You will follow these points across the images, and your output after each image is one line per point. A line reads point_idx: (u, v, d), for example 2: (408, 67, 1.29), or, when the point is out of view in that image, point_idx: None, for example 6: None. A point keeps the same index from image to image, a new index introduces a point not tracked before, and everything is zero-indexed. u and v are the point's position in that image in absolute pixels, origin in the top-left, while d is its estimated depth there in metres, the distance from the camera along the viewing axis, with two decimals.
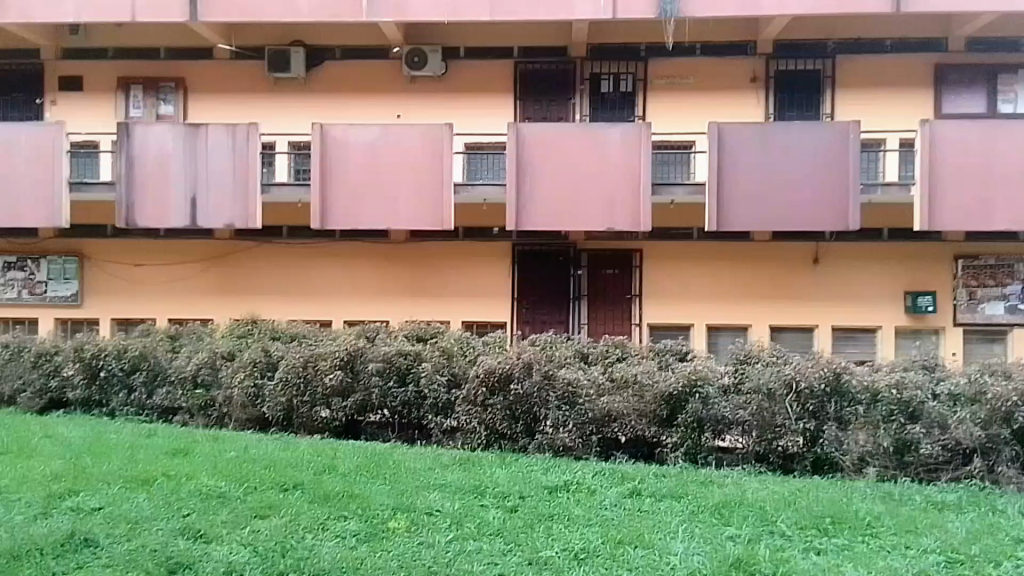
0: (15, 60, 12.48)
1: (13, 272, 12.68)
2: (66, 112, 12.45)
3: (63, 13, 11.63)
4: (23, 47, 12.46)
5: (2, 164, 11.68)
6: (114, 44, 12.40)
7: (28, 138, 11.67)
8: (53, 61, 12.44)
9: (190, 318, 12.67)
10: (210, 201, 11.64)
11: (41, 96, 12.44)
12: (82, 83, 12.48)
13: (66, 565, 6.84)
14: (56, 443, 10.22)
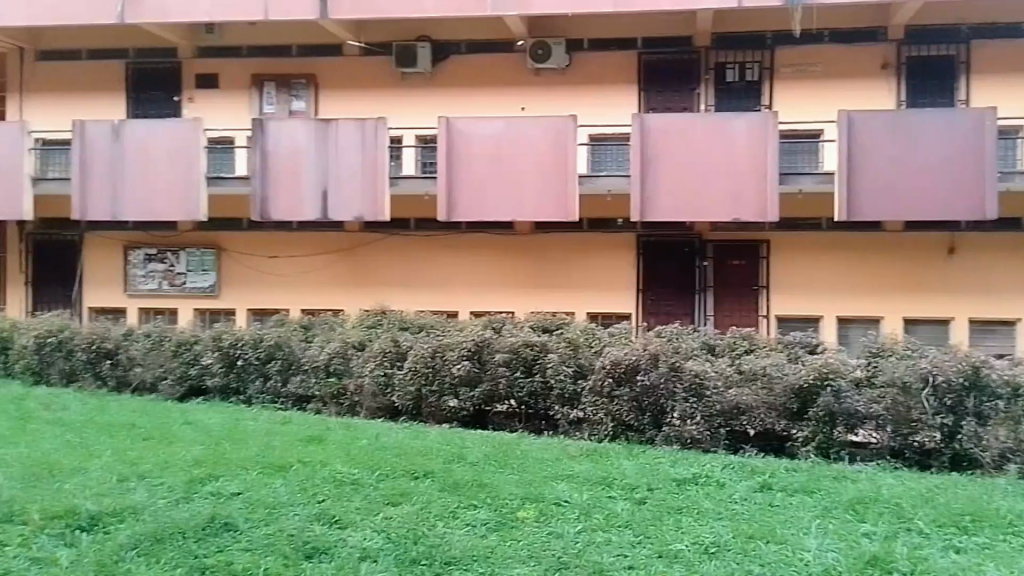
0: (155, 59, 13.07)
1: (154, 264, 13.32)
2: (204, 108, 12.93)
3: (197, 13, 11.95)
4: (163, 46, 13.02)
5: (142, 159, 11.98)
6: (248, 42, 12.83)
7: (168, 133, 11.95)
8: (192, 60, 12.96)
9: (323, 309, 13.06)
10: (340, 194, 11.73)
11: (180, 94, 13.00)
12: (217, 81, 12.95)
13: (207, 549, 7.02)
14: (197, 430, 10.12)
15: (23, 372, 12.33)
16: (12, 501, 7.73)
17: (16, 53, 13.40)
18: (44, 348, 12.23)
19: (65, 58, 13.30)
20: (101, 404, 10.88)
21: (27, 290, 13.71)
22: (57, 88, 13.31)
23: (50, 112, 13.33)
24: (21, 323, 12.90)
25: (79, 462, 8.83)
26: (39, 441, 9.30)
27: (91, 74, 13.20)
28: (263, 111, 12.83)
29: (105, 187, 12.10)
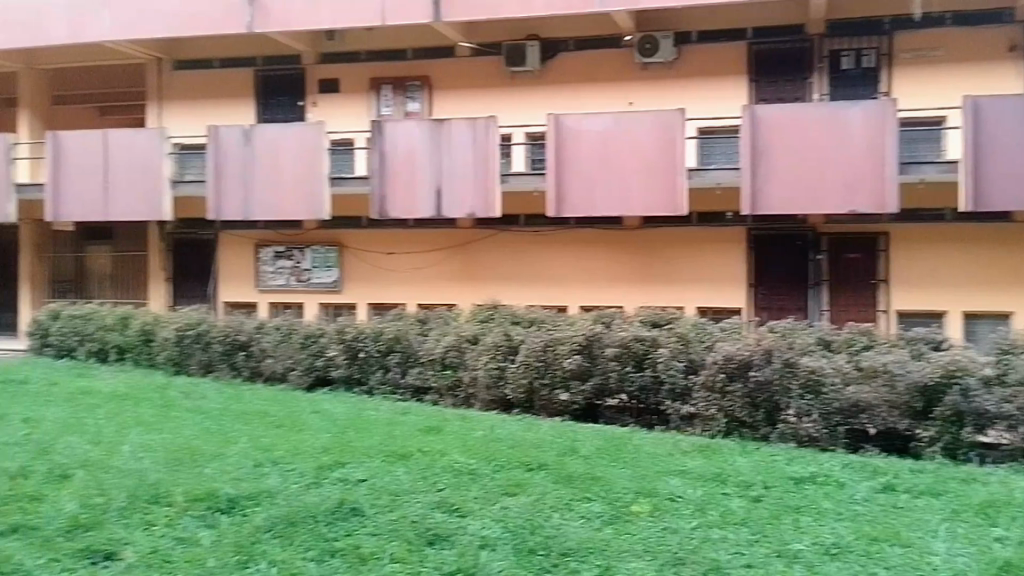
0: (280, 66, 13.94)
1: (283, 261, 14.19)
2: (325, 112, 13.72)
3: (319, 21, 12.65)
4: (287, 55, 13.88)
5: (270, 161, 12.64)
6: (366, 48, 13.53)
7: (293, 136, 12.55)
8: (313, 65, 13.75)
9: (437, 303, 13.52)
10: (453, 192, 12.05)
11: (304, 98, 13.79)
12: (337, 85, 13.71)
13: (337, 533, 7.35)
14: (323, 418, 10.57)
15: (165, 363, 13.14)
16: (159, 483, 8.19)
17: (155, 65, 14.58)
18: (184, 340, 12.98)
19: (198, 68, 14.34)
20: (236, 393, 11.50)
21: (168, 286, 15.04)
22: (191, 95, 14.37)
23: (186, 118, 14.40)
24: (162, 316, 13.71)
25: (218, 447, 9.28)
26: (181, 426, 9.84)
27: (222, 82, 14.19)
28: (380, 113, 13.47)
29: (236, 188, 12.83)
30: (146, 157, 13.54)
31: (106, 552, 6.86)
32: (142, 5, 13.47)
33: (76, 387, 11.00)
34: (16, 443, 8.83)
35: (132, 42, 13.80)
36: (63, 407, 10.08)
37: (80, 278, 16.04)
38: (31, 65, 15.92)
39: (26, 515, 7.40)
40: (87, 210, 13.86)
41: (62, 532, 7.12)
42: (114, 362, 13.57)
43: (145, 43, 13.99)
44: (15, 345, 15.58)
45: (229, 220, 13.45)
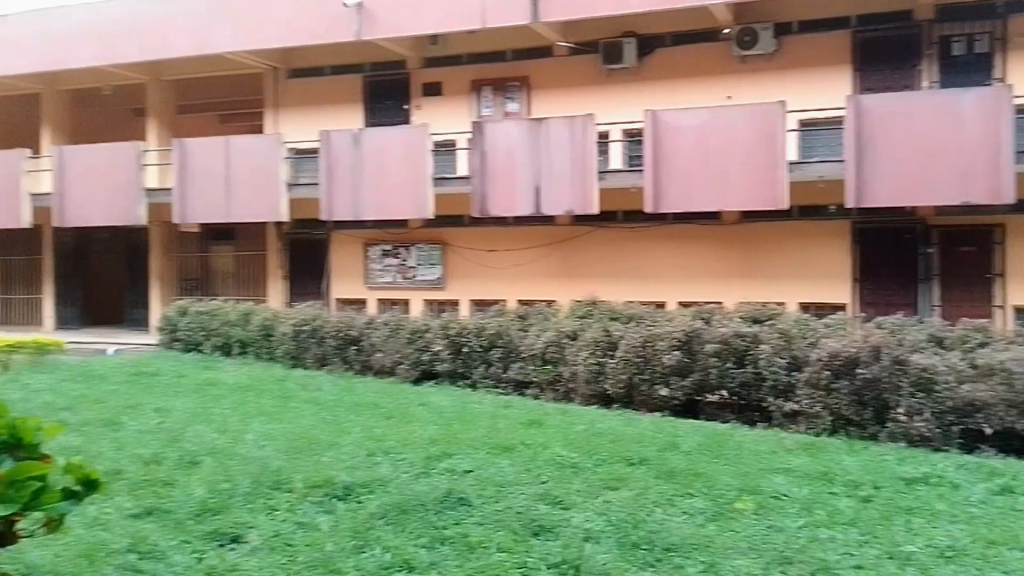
0: (390, 72, 15.02)
1: (389, 259, 15.15)
2: (430, 114, 14.71)
3: (423, 26, 13.61)
4: (394, 61, 14.96)
5: (379, 163, 13.42)
6: (467, 51, 14.44)
7: (401, 140, 13.31)
8: (419, 70, 14.79)
9: (537, 299, 14.17)
10: (552, 189, 12.44)
11: (408, 102, 14.84)
12: (440, 88, 14.67)
13: (446, 521, 7.59)
14: (431, 410, 10.92)
15: (284, 356, 13.82)
16: (280, 469, 8.58)
17: (271, 73, 15.95)
18: (301, 334, 13.64)
19: (313, 75, 15.67)
20: (349, 385, 12.03)
21: (285, 283, 16.20)
22: (306, 101, 15.69)
23: (301, 122, 15.73)
24: (280, 312, 14.40)
25: (333, 437, 9.68)
26: (299, 417, 10.33)
27: (335, 88, 15.47)
28: (481, 114, 14.33)
29: (345, 192, 13.72)
30: (264, 161, 14.56)
31: (232, 535, 7.20)
32: (264, 20, 14.84)
33: (202, 379, 11.71)
34: (149, 430, 9.40)
35: (251, 53, 15.22)
36: (192, 399, 10.70)
37: (204, 277, 17.48)
38: (157, 77, 17.27)
39: (160, 498, 7.84)
40: (210, 211, 14.97)
41: (191, 515, 7.51)
42: (237, 356, 14.35)
43: (262, 53, 15.36)
44: (143, 341, 16.63)
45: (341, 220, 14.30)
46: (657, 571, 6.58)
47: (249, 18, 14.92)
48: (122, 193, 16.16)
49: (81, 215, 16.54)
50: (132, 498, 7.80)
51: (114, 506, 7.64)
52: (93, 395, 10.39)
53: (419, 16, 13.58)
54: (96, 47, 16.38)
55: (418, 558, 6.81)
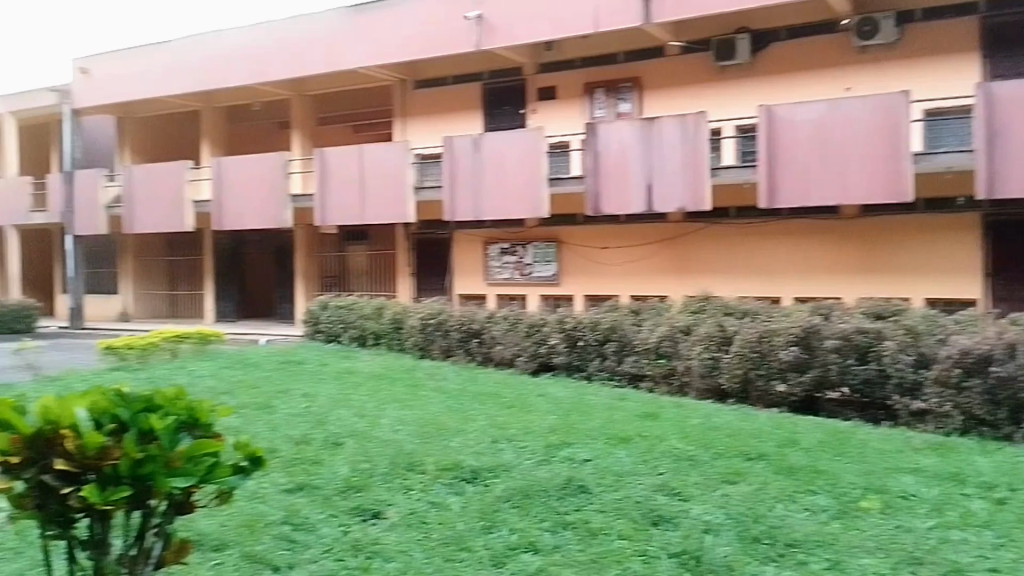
0: (508, 78, 15.90)
1: (508, 257, 16.09)
2: (545, 117, 15.45)
3: (540, 33, 14.44)
4: (510, 68, 15.85)
5: (499, 166, 14.61)
6: (580, 56, 15.07)
7: (519, 144, 14.40)
8: (533, 75, 15.59)
9: (651, 294, 14.79)
10: (665, 187, 13.10)
11: (525, 107, 15.69)
12: (556, 92, 15.37)
13: (567, 507, 7.85)
14: (549, 401, 11.33)
15: (412, 348, 14.62)
16: (413, 453, 9.18)
17: (398, 85, 17.34)
18: (427, 326, 14.39)
19: (434, 85, 16.86)
20: (471, 375, 12.67)
21: (413, 281, 17.60)
22: (430, 110, 16.92)
23: (426, 130, 16.97)
24: (409, 307, 15.22)
25: (460, 424, 10.25)
26: (428, 404, 11.00)
27: (455, 95, 16.57)
28: (594, 116, 14.95)
29: (468, 194, 15.02)
30: (395, 168, 15.91)
31: (373, 511, 7.76)
32: (395, 36, 16.22)
33: (341, 367, 12.61)
34: (299, 413, 10.29)
35: (381, 67, 16.66)
36: (333, 385, 11.59)
37: (342, 273, 19.16)
38: (300, 92, 18.87)
39: (310, 475, 8.58)
40: (346, 214, 16.56)
41: (337, 492, 8.16)
42: (371, 346, 15.31)
43: (390, 67, 16.76)
44: (292, 334, 17.93)
45: (460, 220, 15.51)
46: (780, 565, 6.58)
47: (382, 38, 16.37)
48: (272, 198, 17.88)
49: (237, 221, 18.30)
50: (286, 475, 8.59)
51: (271, 482, 8.44)
52: (248, 380, 11.43)
53: (536, 24, 14.49)
54: (250, 67, 18.27)
55: (543, 540, 7.07)
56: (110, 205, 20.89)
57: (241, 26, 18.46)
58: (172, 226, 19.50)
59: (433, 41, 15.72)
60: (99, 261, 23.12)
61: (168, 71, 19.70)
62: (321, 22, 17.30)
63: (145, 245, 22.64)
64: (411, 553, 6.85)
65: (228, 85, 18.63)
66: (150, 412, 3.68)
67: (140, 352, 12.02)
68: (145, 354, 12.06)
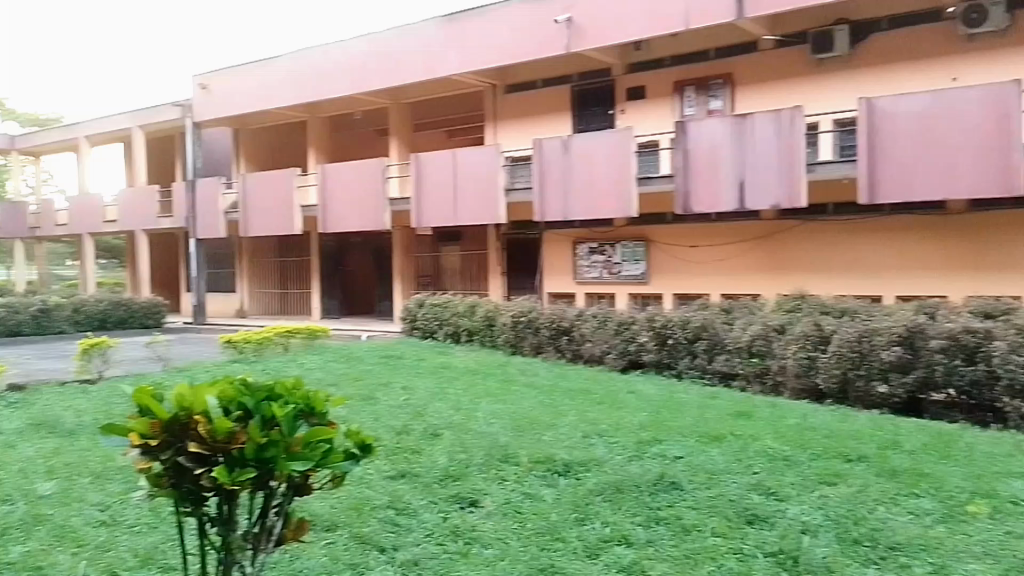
0: (598, 78, 16.16)
1: (597, 256, 16.31)
2: (635, 116, 15.66)
3: (631, 32, 14.56)
4: (602, 68, 16.10)
5: (589, 166, 14.81)
6: (670, 53, 15.19)
7: (610, 144, 14.57)
8: (623, 76, 15.80)
9: (743, 293, 14.73)
10: (758, 183, 13.00)
11: (614, 107, 15.93)
12: (646, 91, 15.55)
13: (660, 502, 8.03)
14: (639, 398, 11.48)
15: (504, 344, 15.04)
16: (508, 445, 9.53)
17: (490, 90, 17.88)
18: (519, 324, 14.76)
19: (525, 89, 17.27)
20: (563, 371, 12.96)
21: (504, 280, 18.09)
22: (521, 114, 17.37)
23: (517, 132, 17.44)
24: (501, 304, 15.62)
25: (552, 419, 10.55)
26: (520, 399, 11.35)
27: (547, 98, 16.92)
28: (684, 113, 15.02)
29: (557, 194, 15.33)
30: (488, 170, 16.35)
31: (470, 499, 8.16)
32: (488, 42, 16.70)
33: (438, 362, 13.15)
34: (399, 405, 10.86)
35: (474, 73, 17.21)
36: (430, 379, 12.11)
37: (437, 272, 19.96)
38: (398, 100, 19.62)
39: (411, 464, 9.09)
40: (441, 215, 17.18)
41: (437, 480, 8.61)
42: (465, 343, 15.82)
43: (483, 73, 17.32)
44: (392, 329, 18.74)
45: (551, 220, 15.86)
46: (881, 568, 6.51)
47: (476, 43, 16.88)
48: (373, 200, 18.68)
49: (341, 223, 19.27)
50: (390, 462, 9.13)
51: (376, 469, 8.99)
52: (354, 372, 12.12)
53: (627, 24, 14.62)
54: (352, 76, 19.18)
55: (636, 535, 7.26)
56: (228, 211, 22.31)
57: (344, 39, 19.39)
58: (282, 228, 20.65)
59: (525, 46, 16.08)
60: (220, 262, 24.80)
61: (278, 83, 20.88)
62: (418, 32, 17.97)
63: (259, 246, 24.08)
64: (508, 541, 7.16)
65: (332, 96, 19.60)
66: (272, 401, 3.59)
67: (256, 346, 12.92)
68: (260, 347, 12.94)
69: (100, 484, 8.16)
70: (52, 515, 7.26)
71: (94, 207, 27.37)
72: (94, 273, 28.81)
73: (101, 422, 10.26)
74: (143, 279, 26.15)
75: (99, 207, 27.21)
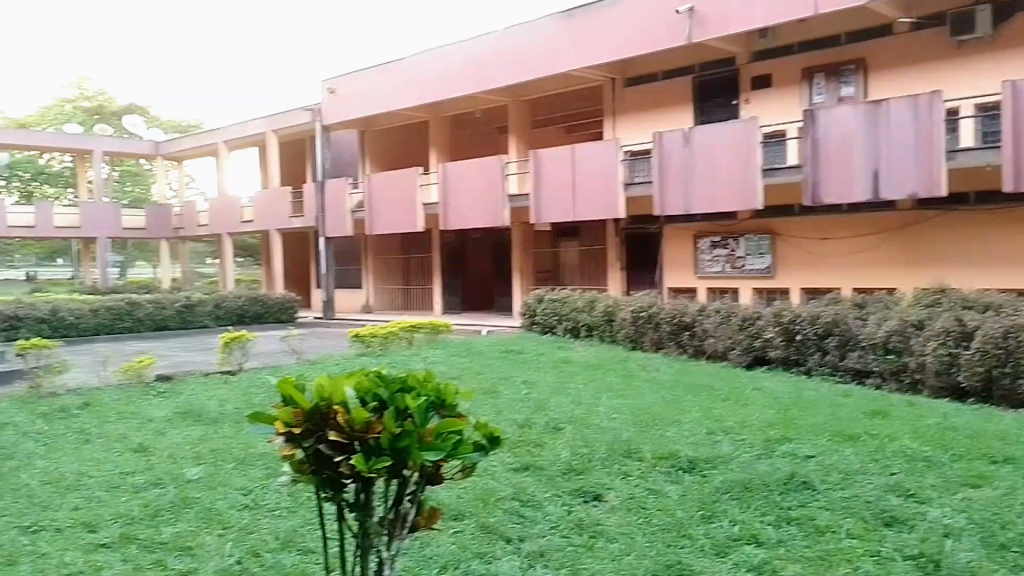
0: (721, 68, 16.03)
1: (719, 250, 16.17)
2: (760, 106, 15.44)
3: (754, 20, 14.27)
4: (725, 58, 15.96)
5: (710, 157, 14.72)
6: (798, 40, 14.88)
7: (732, 134, 14.42)
8: (748, 64, 15.62)
9: (875, 287, 14.35)
10: (892, 172, 12.70)
11: (738, 97, 15.77)
12: (771, 80, 15.31)
13: (792, 502, 7.61)
14: (765, 394, 11.22)
15: (624, 339, 15.05)
16: (631, 440, 9.45)
17: (609, 84, 18.04)
18: (639, 320, 14.72)
19: (647, 81, 17.29)
20: (684, 367, 12.80)
21: (622, 275, 18.19)
22: (640, 107, 17.43)
23: (637, 126, 17.52)
24: (620, 300, 15.59)
25: (675, 415, 10.42)
26: (642, 394, 11.25)
27: (667, 91, 16.88)
28: (813, 100, 14.70)
29: (677, 187, 15.29)
30: (608, 164, 16.45)
31: (595, 493, 7.99)
32: (605, 37, 16.74)
33: (558, 356, 13.26)
34: (520, 399, 10.99)
35: (593, 68, 17.32)
36: (550, 373, 12.23)
37: (556, 268, 20.36)
38: (515, 99, 19.94)
39: (534, 456, 9.10)
40: (560, 212, 17.37)
41: (561, 473, 8.52)
42: (584, 338, 15.91)
43: (602, 67, 17.47)
44: (511, 324, 19.05)
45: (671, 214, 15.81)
46: None
47: (594, 38, 16.93)
48: (492, 196, 19.05)
49: (462, 220, 19.74)
50: (513, 455, 9.19)
51: (500, 461, 9.03)
52: (475, 366, 12.37)
53: (750, 12, 14.34)
54: (470, 76, 19.63)
55: (766, 534, 6.82)
56: (354, 210, 23.14)
57: (464, 39, 19.79)
58: (405, 226, 21.30)
59: (645, 38, 16.01)
60: (347, 259, 25.83)
61: (398, 86, 21.62)
62: (538, 29, 18.13)
63: (382, 244, 24.97)
64: (634, 537, 6.85)
65: (452, 95, 20.08)
66: (405, 393, 3.40)
67: (382, 340, 13.39)
68: (386, 341, 13.41)
69: (243, 469, 8.53)
70: (199, 498, 7.57)
71: (231, 207, 29.04)
72: (232, 269, 30.47)
73: (242, 411, 10.84)
74: (276, 275, 27.54)
75: (236, 208, 28.85)
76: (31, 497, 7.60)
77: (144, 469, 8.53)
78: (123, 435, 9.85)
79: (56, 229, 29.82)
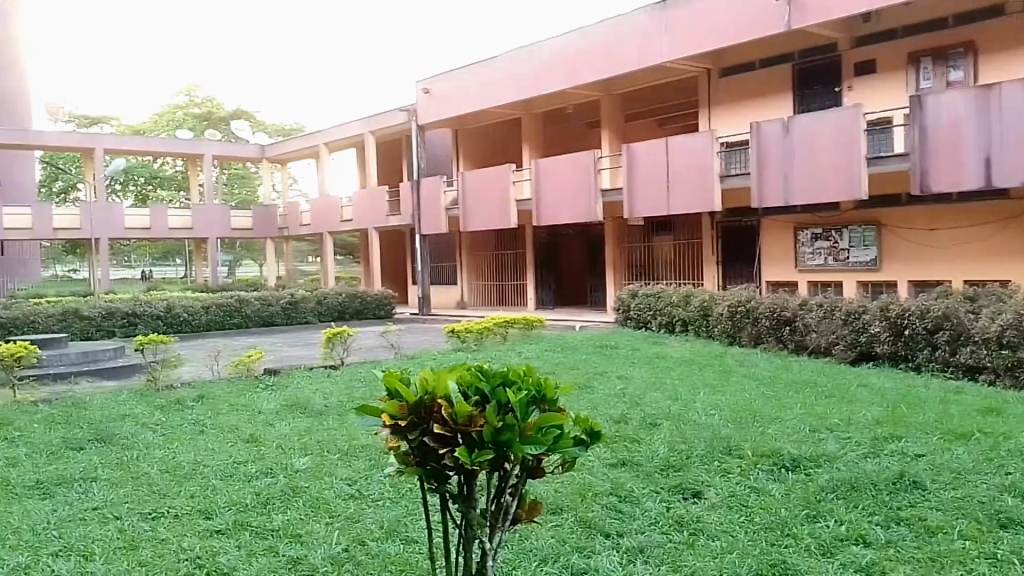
0: (820, 55, 15.61)
1: (821, 242, 15.78)
2: (863, 94, 14.99)
3: (855, 5, 13.82)
4: (825, 45, 15.53)
5: (810, 147, 14.31)
6: (902, 24, 14.35)
7: (834, 122, 13.98)
8: (849, 50, 15.15)
9: (989, 279, 13.73)
10: (1007, 160, 12.25)
11: (840, 84, 15.32)
12: (875, 66, 14.79)
13: (901, 502, 7.31)
14: (872, 392, 10.84)
15: (721, 334, 14.85)
16: (731, 437, 9.29)
17: (704, 75, 17.83)
18: (736, 314, 14.48)
19: (743, 71, 17.01)
20: (784, 364, 12.52)
21: (718, 269, 17.97)
22: (736, 97, 17.18)
23: (732, 116, 17.26)
24: (716, 294, 15.39)
25: (776, 411, 10.20)
26: (741, 391, 11.07)
27: (764, 80, 16.57)
28: (921, 86, 14.14)
29: (776, 178, 14.94)
30: (703, 156, 16.20)
31: (694, 491, 7.83)
32: (698, 27, 16.52)
33: (652, 352, 13.18)
34: (616, 394, 10.98)
35: (687, 60, 17.14)
36: (646, 368, 12.17)
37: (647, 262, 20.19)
38: (607, 93, 19.94)
39: (631, 452, 9.05)
40: (654, 206, 17.26)
41: (659, 469, 8.45)
42: (680, 333, 15.79)
43: (696, 59, 17.26)
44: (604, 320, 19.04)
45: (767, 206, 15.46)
46: None
47: (687, 29, 16.72)
48: (582, 191, 19.06)
49: (553, 215, 19.84)
50: (610, 449, 9.17)
51: (597, 456, 9.01)
52: (570, 362, 12.43)
53: None
54: (563, 73, 19.74)
55: (874, 534, 6.56)
56: (449, 207, 23.62)
57: (556, 36, 19.87)
58: (496, 223, 21.55)
59: (742, 27, 15.72)
60: (442, 256, 26.51)
61: (489, 85, 21.91)
62: (630, 22, 18.02)
63: (473, 241, 25.38)
64: (735, 534, 6.72)
65: (544, 91, 20.21)
66: (507, 386, 3.40)
67: (476, 336, 13.60)
68: (481, 337, 13.61)
69: (348, 460, 8.82)
70: (307, 487, 7.88)
71: (330, 207, 30.03)
72: (333, 269, 31.51)
73: (344, 405, 11.19)
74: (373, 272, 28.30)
75: (335, 207, 29.82)
76: (151, 485, 8.06)
77: (254, 459, 8.93)
78: (234, 426, 10.33)
79: (169, 231, 31.44)
